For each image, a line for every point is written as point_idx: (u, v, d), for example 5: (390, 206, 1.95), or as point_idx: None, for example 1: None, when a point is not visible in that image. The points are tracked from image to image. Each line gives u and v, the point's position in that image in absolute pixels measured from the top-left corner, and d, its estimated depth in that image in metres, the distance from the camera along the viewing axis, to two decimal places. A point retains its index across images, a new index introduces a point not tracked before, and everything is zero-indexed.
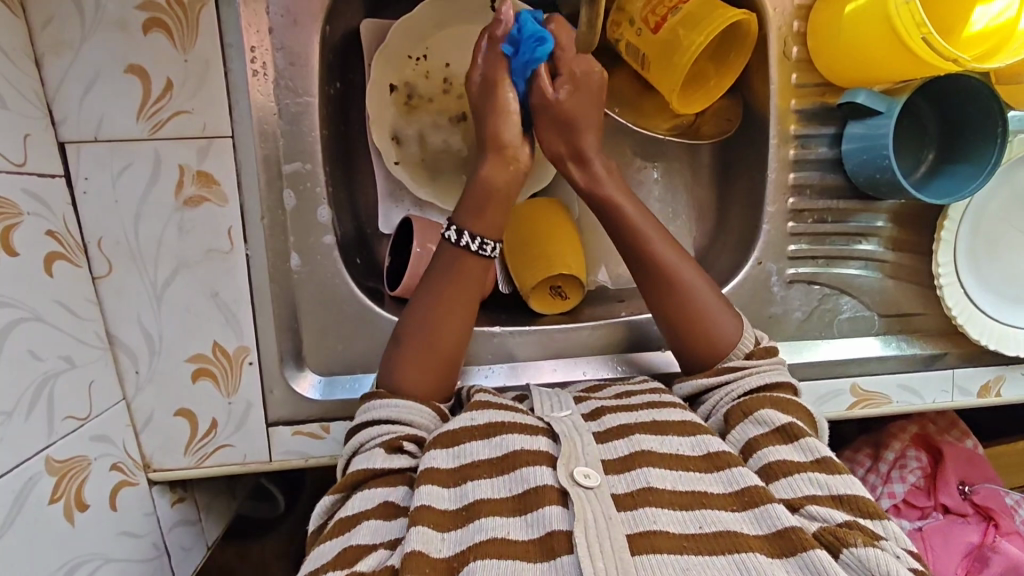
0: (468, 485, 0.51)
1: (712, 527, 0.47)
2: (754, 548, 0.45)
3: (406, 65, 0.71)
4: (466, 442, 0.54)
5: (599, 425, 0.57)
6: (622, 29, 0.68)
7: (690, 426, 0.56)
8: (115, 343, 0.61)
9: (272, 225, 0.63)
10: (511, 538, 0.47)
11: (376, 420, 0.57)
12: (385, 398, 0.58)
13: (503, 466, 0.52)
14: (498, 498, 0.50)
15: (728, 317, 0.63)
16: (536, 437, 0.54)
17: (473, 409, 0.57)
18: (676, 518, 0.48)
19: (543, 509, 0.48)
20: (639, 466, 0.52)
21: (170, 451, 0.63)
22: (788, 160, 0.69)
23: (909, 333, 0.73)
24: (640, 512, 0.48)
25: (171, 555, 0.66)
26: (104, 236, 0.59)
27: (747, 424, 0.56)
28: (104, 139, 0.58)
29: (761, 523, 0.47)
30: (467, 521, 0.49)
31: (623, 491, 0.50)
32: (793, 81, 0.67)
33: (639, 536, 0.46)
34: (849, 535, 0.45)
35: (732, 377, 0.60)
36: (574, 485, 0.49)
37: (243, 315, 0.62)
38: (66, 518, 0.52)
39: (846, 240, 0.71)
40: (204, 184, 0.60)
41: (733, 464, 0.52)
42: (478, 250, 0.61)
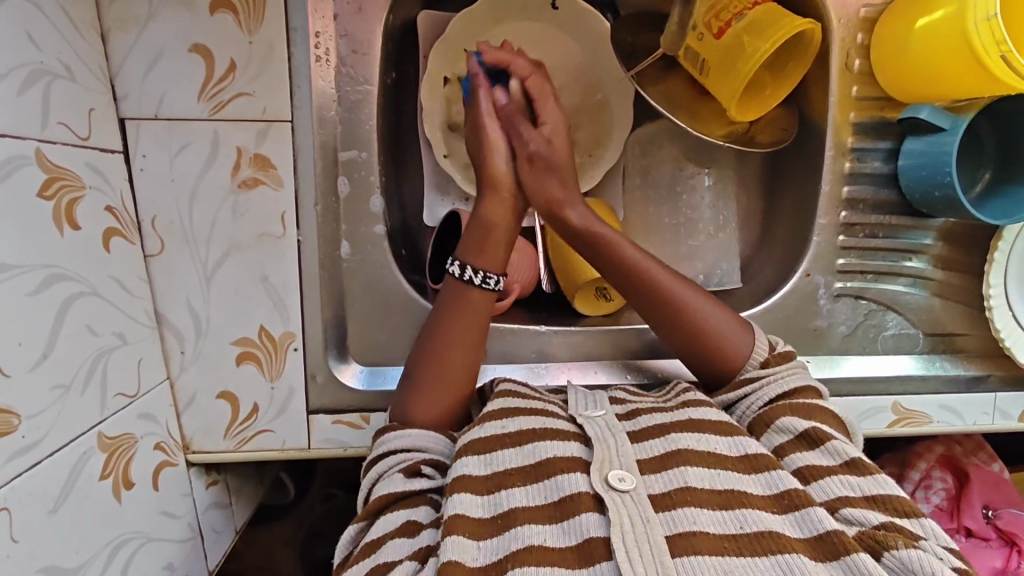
0: (503, 493, 0.51)
1: (753, 527, 0.46)
2: (797, 551, 0.45)
3: (462, 57, 0.70)
4: (497, 450, 0.54)
5: (634, 425, 0.57)
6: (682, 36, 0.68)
7: (729, 428, 0.55)
8: (163, 322, 0.61)
9: (325, 211, 0.63)
10: (548, 546, 0.46)
11: (386, 453, 0.57)
12: (402, 431, 0.58)
13: (536, 473, 0.52)
14: (534, 505, 0.50)
15: (725, 310, 0.63)
16: (569, 443, 0.54)
17: (503, 416, 0.57)
18: (716, 518, 0.47)
19: (577, 517, 0.48)
20: (677, 465, 0.51)
21: (210, 433, 0.63)
22: (842, 173, 0.68)
23: (951, 353, 0.73)
24: (678, 513, 0.47)
25: (204, 538, 0.65)
26: (158, 215, 0.59)
27: (772, 434, 0.56)
28: (164, 117, 0.57)
29: (802, 526, 0.47)
30: (504, 529, 0.48)
31: (661, 491, 0.50)
32: (854, 93, 0.67)
33: (679, 537, 0.46)
34: (888, 537, 0.45)
35: (751, 389, 0.59)
36: (609, 490, 0.49)
37: (291, 300, 0.62)
38: (113, 495, 0.51)
39: (896, 256, 0.70)
40: (261, 167, 0.59)
41: (774, 466, 0.51)
42: (482, 283, 0.62)
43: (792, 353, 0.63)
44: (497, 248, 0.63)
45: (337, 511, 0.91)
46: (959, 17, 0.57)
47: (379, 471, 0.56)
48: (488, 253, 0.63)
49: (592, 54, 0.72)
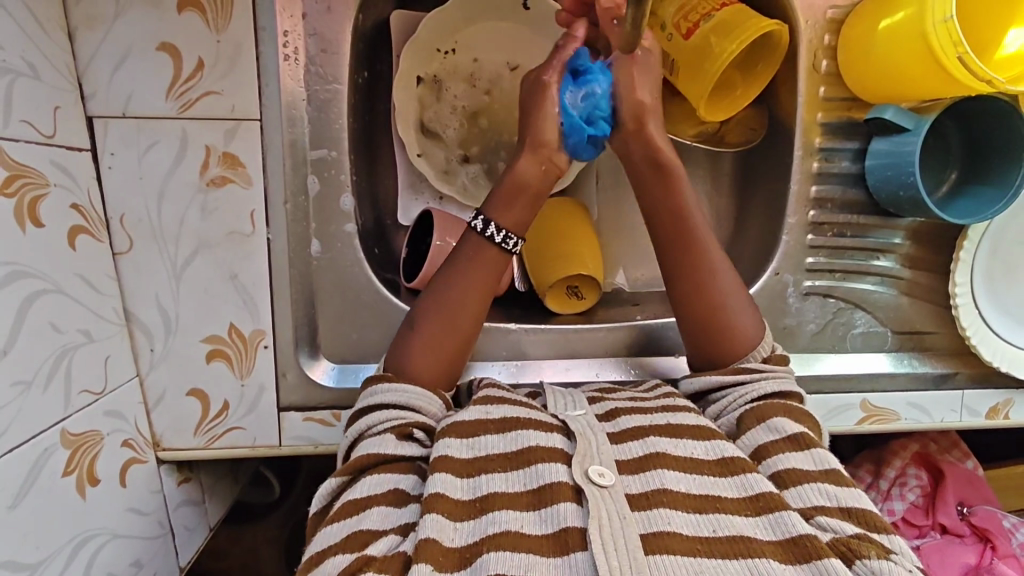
0: (482, 477, 0.51)
1: (724, 532, 0.47)
2: (767, 556, 0.45)
3: (434, 58, 0.71)
4: (481, 435, 0.54)
5: (614, 426, 0.57)
6: (653, 34, 0.68)
7: (709, 432, 0.56)
8: (132, 320, 0.61)
9: (295, 210, 0.63)
10: (524, 532, 0.47)
11: (386, 404, 0.57)
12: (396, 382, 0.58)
13: (518, 460, 0.52)
14: (512, 491, 0.50)
15: (746, 297, 0.64)
16: (551, 435, 0.55)
17: (487, 403, 0.58)
18: (690, 521, 0.48)
19: (557, 505, 0.48)
20: (655, 467, 0.52)
21: (180, 431, 0.64)
22: (811, 173, 0.69)
23: (920, 351, 0.74)
24: (655, 513, 0.48)
25: (175, 535, 0.66)
26: (127, 212, 0.59)
27: (756, 429, 0.56)
28: (132, 115, 0.58)
29: (776, 528, 0.47)
30: (481, 512, 0.49)
31: (638, 491, 0.50)
32: (821, 94, 0.67)
33: (653, 536, 0.46)
34: (861, 547, 0.45)
35: (743, 380, 0.60)
36: (589, 483, 0.50)
37: (261, 298, 0.62)
38: (77, 491, 0.51)
39: (864, 255, 0.71)
40: (229, 165, 0.60)
41: (749, 469, 0.52)
42: (502, 244, 0.61)
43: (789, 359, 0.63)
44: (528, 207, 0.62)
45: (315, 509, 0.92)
46: (918, 18, 0.58)
47: (370, 422, 0.56)
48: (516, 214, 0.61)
49: None
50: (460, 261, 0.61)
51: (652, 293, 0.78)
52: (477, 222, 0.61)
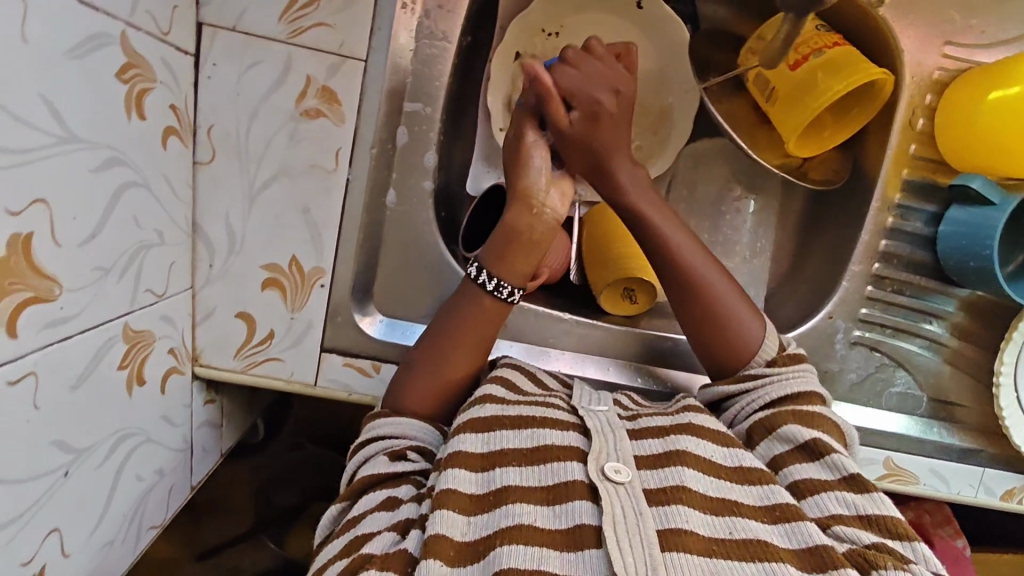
0: (496, 472, 0.52)
1: (741, 534, 0.47)
2: (783, 560, 0.46)
3: (537, 38, 0.70)
4: (496, 431, 0.55)
5: (635, 423, 0.58)
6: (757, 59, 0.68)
7: (727, 438, 0.56)
8: (199, 232, 0.61)
9: (379, 156, 0.63)
10: (537, 526, 0.48)
11: (374, 431, 0.59)
12: (392, 418, 0.59)
13: (534, 456, 0.53)
14: (528, 485, 0.51)
15: (748, 302, 0.63)
16: (567, 433, 0.55)
17: (506, 400, 0.58)
18: (706, 521, 0.48)
19: (571, 503, 0.49)
20: (674, 464, 0.52)
21: (221, 350, 0.64)
22: (883, 226, 0.70)
23: (950, 422, 0.74)
24: (671, 509, 0.48)
25: (193, 452, 0.66)
26: (215, 124, 0.59)
27: (772, 440, 0.56)
28: (241, 31, 0.58)
29: (792, 537, 0.48)
30: (495, 505, 0.50)
31: (655, 487, 0.51)
32: (910, 151, 0.68)
33: (670, 533, 0.47)
34: (878, 558, 0.45)
35: (748, 388, 0.60)
36: (604, 480, 0.50)
37: (327, 236, 0.62)
38: (126, 387, 0.50)
39: (917, 317, 0.72)
40: (326, 100, 0.59)
41: (768, 479, 0.52)
42: (493, 290, 0.61)
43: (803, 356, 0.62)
44: (522, 256, 0.60)
45: (317, 458, 0.92)
46: None
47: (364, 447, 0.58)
48: (510, 263, 0.61)
49: (666, 61, 0.73)
50: (450, 310, 0.62)
51: None
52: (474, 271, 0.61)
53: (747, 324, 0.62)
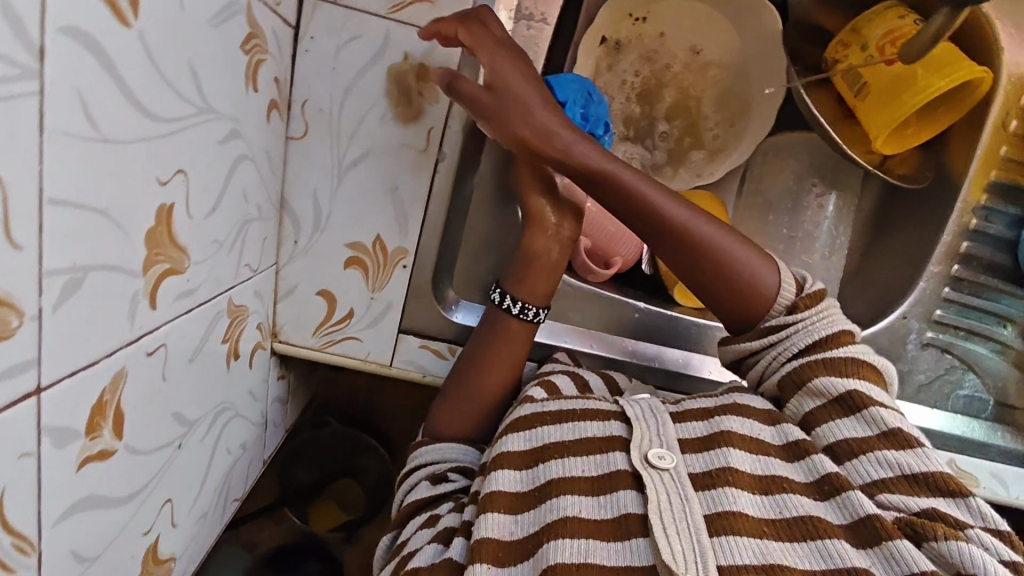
0: (540, 467, 0.53)
1: (792, 512, 0.47)
2: (836, 536, 0.46)
3: (624, 22, 0.70)
4: (538, 426, 0.56)
5: (676, 405, 0.57)
6: (851, 52, 0.67)
7: (771, 414, 0.55)
8: (287, 207, 0.60)
9: (469, 138, 0.62)
10: (583, 517, 0.49)
11: (419, 460, 0.62)
12: (431, 446, 0.62)
13: (578, 447, 0.54)
14: (573, 476, 0.52)
15: (745, 239, 0.58)
16: (608, 422, 0.55)
17: (546, 396, 0.59)
18: (755, 501, 0.48)
19: (616, 493, 0.50)
20: (719, 447, 0.51)
21: (300, 327, 0.64)
22: (965, 228, 0.69)
23: (1014, 426, 0.74)
24: (720, 492, 0.48)
25: (267, 428, 0.66)
26: (311, 99, 0.58)
27: (807, 395, 0.54)
28: (343, 5, 0.57)
29: (842, 511, 0.47)
30: (540, 500, 0.51)
31: (702, 471, 0.50)
32: (1001, 153, 0.67)
33: (718, 517, 0.47)
34: (930, 526, 0.45)
35: (778, 337, 0.56)
36: (648, 469, 0.50)
37: (413, 217, 0.62)
38: (225, 360, 0.50)
39: (990, 320, 0.71)
40: (423, 78, 0.58)
41: (813, 452, 0.51)
42: (519, 313, 0.62)
43: (819, 291, 0.57)
44: (540, 278, 0.62)
45: None
46: None
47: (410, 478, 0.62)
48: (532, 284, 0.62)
49: (751, 53, 0.72)
50: (475, 338, 0.63)
51: None
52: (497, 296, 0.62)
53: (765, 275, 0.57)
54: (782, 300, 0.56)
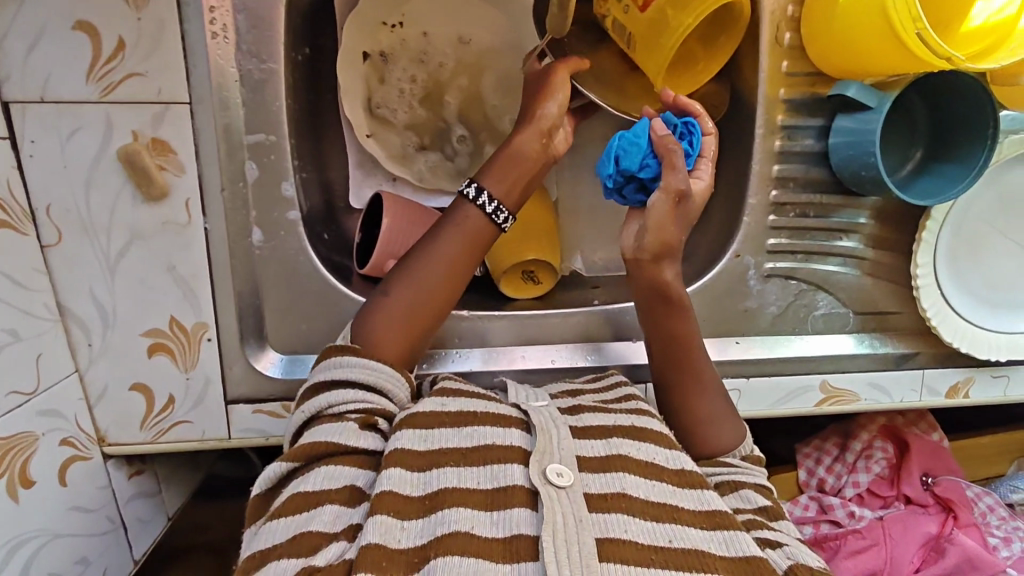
0: (435, 473, 0.50)
1: (681, 541, 0.46)
2: (715, 569, 0.45)
3: (381, 32, 0.67)
4: (436, 428, 0.53)
5: (578, 420, 0.56)
6: (610, 5, 0.64)
7: (669, 440, 0.56)
8: (67, 314, 0.59)
9: (233, 197, 0.59)
10: (475, 533, 0.45)
11: (349, 382, 0.54)
12: (355, 359, 0.55)
13: (473, 457, 0.51)
14: (466, 488, 0.48)
15: (727, 404, 0.62)
16: (509, 431, 0.53)
17: (446, 396, 0.57)
18: (646, 529, 0.47)
19: (509, 510, 0.47)
20: (616, 470, 0.51)
21: (125, 426, 0.62)
22: (772, 151, 0.66)
23: (883, 331, 0.73)
24: (611, 518, 0.47)
25: (127, 528, 0.65)
26: (53, 203, 0.56)
27: (731, 497, 0.55)
28: (51, 101, 0.54)
29: (728, 545, 0.47)
30: (430, 511, 0.47)
31: (596, 491, 0.49)
32: (783, 69, 0.64)
33: (608, 542, 0.45)
34: None
35: (724, 470, 0.58)
36: (546, 484, 0.48)
37: (201, 291, 0.60)
38: (9, 496, 0.51)
39: (826, 235, 0.69)
40: (159, 152, 0.56)
41: (704, 485, 0.52)
42: (493, 214, 0.61)
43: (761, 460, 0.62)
44: (513, 185, 0.62)
45: None
46: None
47: (329, 402, 0.53)
48: (510, 184, 0.62)
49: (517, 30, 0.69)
50: (441, 232, 0.61)
51: (610, 275, 0.76)
52: (470, 191, 0.61)
53: (724, 428, 0.60)
54: (741, 450, 0.60)
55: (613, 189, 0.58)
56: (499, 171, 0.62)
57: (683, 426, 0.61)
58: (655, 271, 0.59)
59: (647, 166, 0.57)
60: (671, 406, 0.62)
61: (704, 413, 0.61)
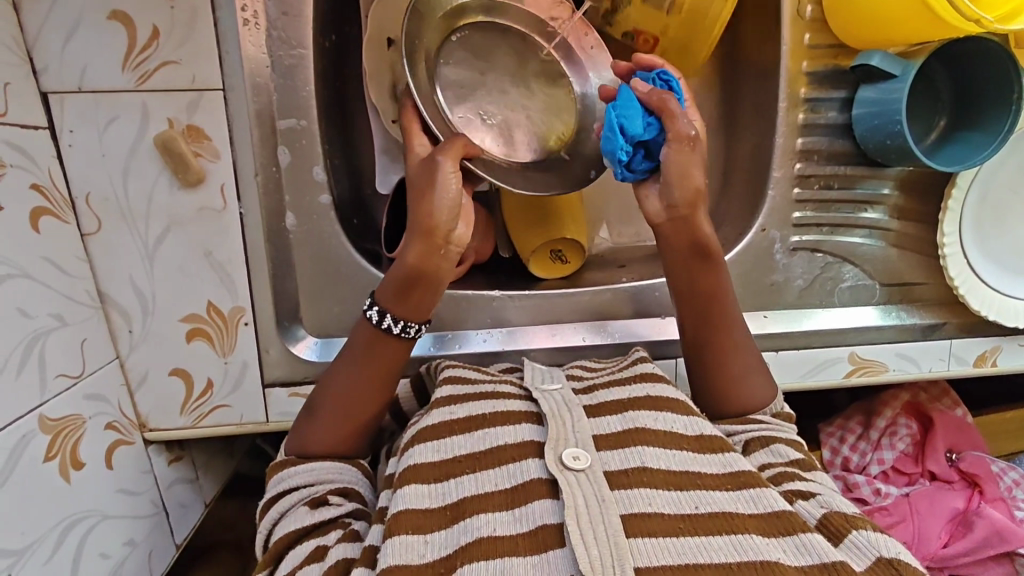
0: (452, 482, 0.50)
1: (707, 508, 0.47)
2: (748, 530, 0.45)
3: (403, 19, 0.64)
4: (446, 437, 0.54)
5: (591, 399, 0.57)
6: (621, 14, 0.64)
7: (685, 407, 0.56)
8: (107, 301, 0.60)
9: (266, 182, 0.60)
10: (498, 534, 0.45)
11: (292, 487, 0.55)
12: (302, 466, 0.56)
13: (489, 459, 0.51)
14: (485, 492, 0.49)
15: (757, 361, 0.62)
16: (520, 427, 0.54)
17: (451, 403, 0.57)
18: (672, 499, 0.47)
19: (531, 503, 0.47)
20: (634, 445, 0.52)
21: (165, 411, 0.63)
22: (796, 125, 0.67)
23: (909, 303, 0.73)
24: (634, 493, 0.47)
25: (169, 513, 0.66)
26: (92, 191, 0.57)
27: (761, 453, 0.56)
28: (89, 90, 0.55)
29: (757, 502, 0.47)
30: (453, 521, 0.48)
31: (617, 468, 0.50)
32: (806, 42, 0.65)
33: (634, 517, 0.45)
34: (857, 521, 0.47)
35: (754, 428, 0.58)
36: (564, 470, 0.48)
37: (237, 276, 0.61)
38: (60, 476, 0.52)
39: (851, 208, 0.69)
40: (195, 139, 0.57)
41: (727, 449, 0.52)
42: (401, 332, 0.58)
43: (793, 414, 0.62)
44: (419, 297, 0.57)
45: None
46: None
47: (280, 509, 0.54)
48: (414, 301, 0.57)
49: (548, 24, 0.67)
50: (349, 348, 0.59)
51: (633, 254, 0.77)
52: (366, 308, 0.58)
53: (753, 384, 0.60)
54: (773, 408, 0.60)
55: (627, 162, 0.58)
56: (392, 280, 0.57)
57: (707, 384, 0.61)
58: (692, 223, 0.60)
59: (649, 124, 0.57)
60: (697, 361, 0.62)
61: (732, 369, 0.61)
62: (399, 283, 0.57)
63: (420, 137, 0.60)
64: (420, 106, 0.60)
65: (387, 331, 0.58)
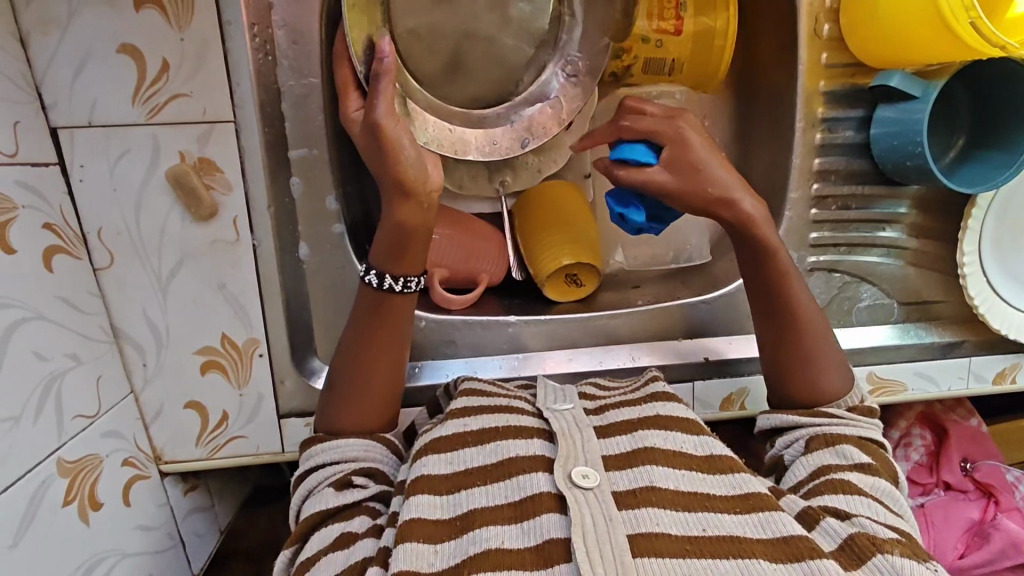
0: (463, 494, 0.49)
1: (715, 530, 0.46)
2: (757, 555, 0.44)
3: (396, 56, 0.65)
4: (459, 449, 0.53)
5: (602, 420, 0.56)
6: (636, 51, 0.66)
7: (697, 427, 0.55)
8: (121, 335, 0.59)
9: (279, 214, 0.60)
10: (506, 547, 0.45)
11: (319, 466, 0.55)
12: (330, 444, 0.56)
13: (498, 471, 0.50)
14: (495, 505, 0.48)
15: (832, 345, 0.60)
16: (531, 442, 0.53)
17: (463, 416, 0.56)
18: (679, 520, 0.46)
19: (538, 517, 0.46)
20: (643, 464, 0.50)
21: (181, 443, 0.63)
22: (813, 144, 0.66)
23: (927, 321, 0.72)
24: (642, 513, 0.46)
25: (186, 544, 0.66)
26: (104, 226, 0.57)
27: (825, 452, 0.54)
28: (98, 125, 0.54)
29: (767, 527, 0.46)
30: (462, 532, 0.47)
31: (625, 488, 0.49)
32: (823, 60, 0.64)
33: (641, 537, 0.44)
34: (886, 544, 0.45)
35: (826, 421, 0.57)
36: (571, 487, 0.47)
37: (251, 307, 0.61)
38: (79, 518, 0.51)
39: (870, 227, 0.69)
40: (207, 171, 0.57)
41: (736, 469, 0.51)
42: (402, 288, 0.57)
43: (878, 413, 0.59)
44: (417, 251, 0.56)
45: None
46: None
47: (310, 487, 0.54)
48: (410, 257, 0.56)
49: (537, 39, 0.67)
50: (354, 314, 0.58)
51: (647, 274, 0.76)
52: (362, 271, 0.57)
53: (830, 370, 0.59)
54: (846, 401, 0.59)
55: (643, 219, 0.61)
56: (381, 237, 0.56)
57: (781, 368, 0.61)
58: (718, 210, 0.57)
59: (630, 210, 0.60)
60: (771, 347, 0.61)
61: (807, 356, 0.60)
62: (391, 241, 0.55)
63: (353, 97, 0.55)
64: (355, 64, 0.55)
65: (389, 292, 0.56)
